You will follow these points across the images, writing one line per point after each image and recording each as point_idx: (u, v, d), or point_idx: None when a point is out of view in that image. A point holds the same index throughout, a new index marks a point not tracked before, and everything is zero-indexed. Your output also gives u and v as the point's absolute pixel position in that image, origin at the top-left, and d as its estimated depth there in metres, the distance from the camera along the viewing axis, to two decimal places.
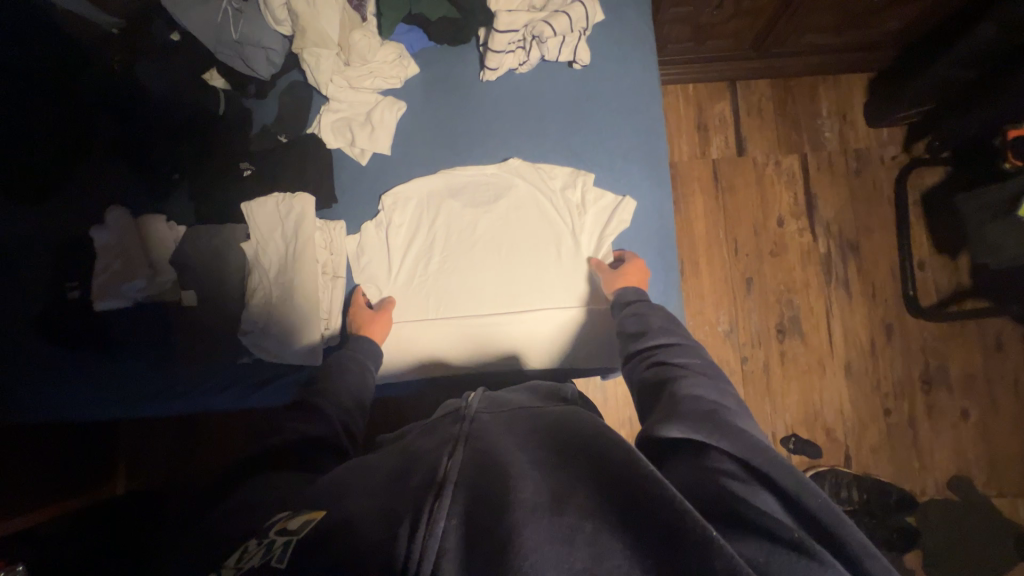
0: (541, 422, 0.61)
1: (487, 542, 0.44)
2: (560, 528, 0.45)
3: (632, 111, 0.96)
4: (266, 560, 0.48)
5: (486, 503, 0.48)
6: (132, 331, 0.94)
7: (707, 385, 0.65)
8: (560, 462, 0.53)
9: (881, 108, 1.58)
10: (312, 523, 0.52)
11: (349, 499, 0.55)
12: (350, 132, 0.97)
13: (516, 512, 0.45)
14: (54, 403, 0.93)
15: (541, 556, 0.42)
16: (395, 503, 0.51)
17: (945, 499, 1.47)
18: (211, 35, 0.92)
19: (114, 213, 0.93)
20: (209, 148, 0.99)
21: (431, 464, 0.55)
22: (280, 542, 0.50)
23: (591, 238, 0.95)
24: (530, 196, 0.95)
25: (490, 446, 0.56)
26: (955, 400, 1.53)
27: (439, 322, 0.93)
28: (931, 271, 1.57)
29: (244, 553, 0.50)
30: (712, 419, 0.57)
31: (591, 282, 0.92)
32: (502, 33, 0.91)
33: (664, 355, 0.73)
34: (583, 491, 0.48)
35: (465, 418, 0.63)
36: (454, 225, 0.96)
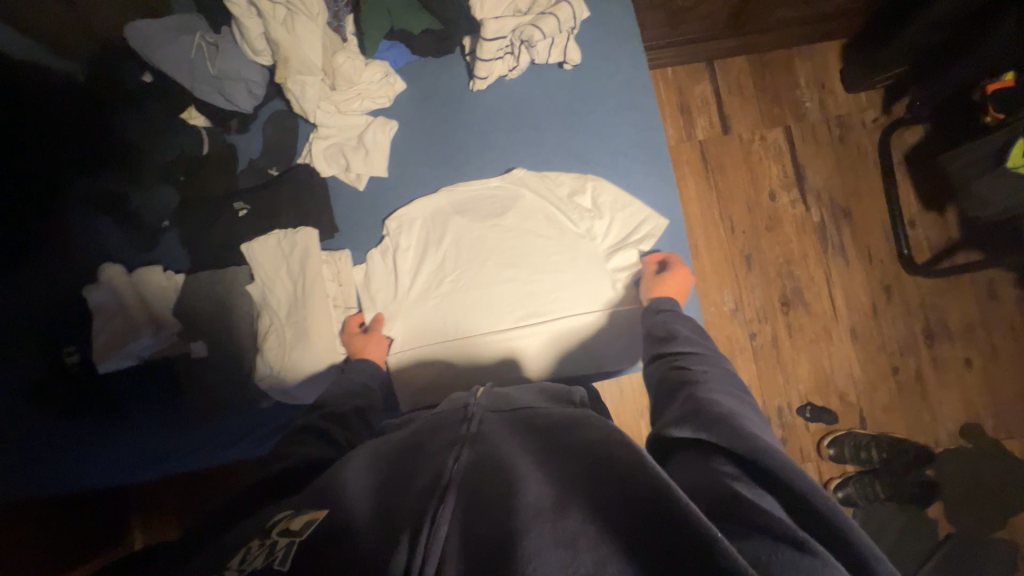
0: (547, 423, 0.60)
1: (487, 550, 0.44)
2: (562, 533, 0.44)
3: (628, 107, 0.95)
4: (269, 561, 0.47)
5: (485, 508, 0.48)
6: (148, 389, 0.92)
7: (725, 390, 0.62)
8: (563, 463, 0.53)
9: (858, 74, 1.60)
10: (313, 524, 0.51)
11: (348, 501, 0.54)
12: (344, 158, 0.94)
13: (519, 519, 0.45)
14: (72, 470, 0.90)
15: (544, 563, 0.41)
16: (396, 508, 0.51)
17: (959, 447, 1.51)
18: (186, 73, 0.88)
19: (109, 271, 0.90)
20: (196, 191, 0.95)
21: (435, 468, 0.54)
22: (281, 544, 0.49)
23: (608, 241, 0.92)
24: (539, 205, 0.93)
25: (495, 450, 0.57)
26: (958, 351, 1.57)
27: (462, 344, 0.89)
28: (921, 228, 1.60)
29: (247, 554, 0.49)
30: (718, 419, 0.56)
31: (612, 286, 0.90)
32: (491, 42, 0.87)
33: (687, 359, 0.70)
34: (582, 493, 0.48)
35: (470, 418, 0.62)
36: (463, 242, 0.93)
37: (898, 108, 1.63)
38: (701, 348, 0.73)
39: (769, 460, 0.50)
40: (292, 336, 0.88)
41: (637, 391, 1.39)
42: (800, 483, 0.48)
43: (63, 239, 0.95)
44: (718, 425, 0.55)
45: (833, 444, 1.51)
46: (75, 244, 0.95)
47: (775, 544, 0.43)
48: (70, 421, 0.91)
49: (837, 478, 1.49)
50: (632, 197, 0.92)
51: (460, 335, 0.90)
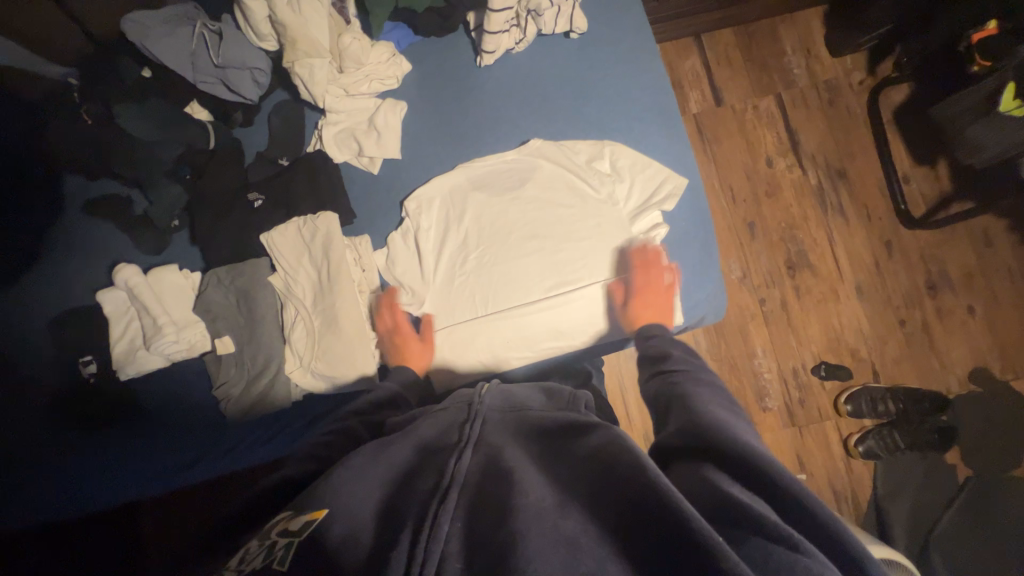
0: (550, 424, 0.59)
1: (487, 547, 0.42)
2: (563, 533, 0.42)
3: (636, 71, 0.95)
4: (268, 561, 0.43)
5: (488, 508, 0.46)
6: (170, 393, 0.89)
7: (720, 402, 0.59)
8: (563, 464, 0.51)
9: (843, 37, 1.63)
10: (314, 524, 0.47)
11: (349, 499, 0.51)
12: (355, 142, 0.92)
13: (520, 517, 0.43)
14: (81, 490, 0.82)
15: (546, 559, 0.39)
16: (398, 506, 0.49)
17: (970, 392, 1.55)
18: (187, 64, 0.86)
19: (124, 273, 0.86)
20: (203, 187, 0.91)
21: (438, 468, 0.53)
22: (280, 544, 0.45)
23: (631, 204, 0.93)
24: (556, 174, 0.92)
25: (498, 449, 0.54)
26: (960, 299, 1.61)
27: (492, 319, 0.89)
28: (914, 183, 1.64)
29: (245, 554, 0.45)
30: (706, 427, 0.53)
31: (638, 248, 0.90)
32: (500, 13, 0.86)
33: (679, 374, 0.67)
34: (585, 493, 0.46)
35: (475, 418, 0.60)
36: (483, 218, 0.92)
37: (883, 68, 1.67)
38: (692, 365, 0.69)
39: (759, 462, 0.47)
40: (319, 323, 0.87)
41: None
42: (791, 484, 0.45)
43: (71, 248, 0.93)
44: (708, 429, 0.52)
45: (849, 400, 1.53)
46: (84, 251, 0.93)
47: (765, 544, 0.40)
48: (85, 436, 0.86)
49: (857, 433, 1.51)
50: (650, 159, 0.92)
51: (488, 311, 0.89)
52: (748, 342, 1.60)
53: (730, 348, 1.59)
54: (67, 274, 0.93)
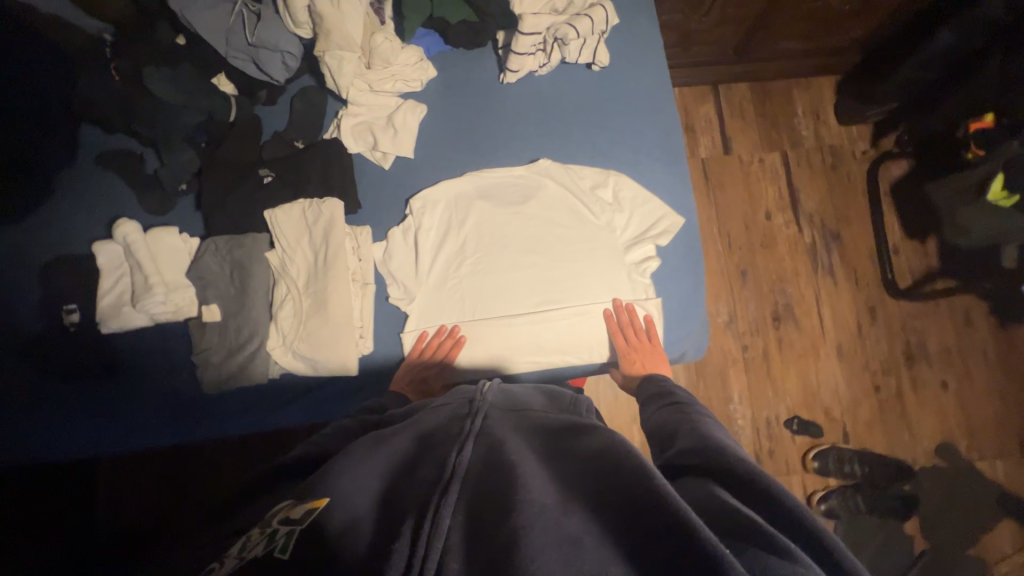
0: (553, 426, 0.61)
1: (490, 541, 0.44)
2: (564, 529, 0.44)
3: (650, 110, 0.99)
4: (269, 549, 0.45)
5: (490, 502, 0.48)
6: (146, 353, 0.89)
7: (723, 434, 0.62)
8: (566, 463, 0.53)
9: (852, 107, 1.71)
10: (314, 513, 0.49)
11: (353, 487, 0.53)
12: (372, 136, 0.95)
13: (522, 513, 0.45)
14: (59, 435, 0.87)
15: (545, 556, 0.41)
16: (402, 498, 0.51)
17: (935, 465, 1.57)
18: (222, 39, 0.89)
19: (122, 228, 0.87)
20: (218, 157, 0.94)
21: (439, 460, 0.55)
22: (281, 532, 0.47)
23: (628, 234, 0.95)
24: (561, 196, 0.96)
25: (502, 444, 0.56)
26: (935, 373, 1.65)
27: (478, 325, 0.91)
28: (904, 255, 1.70)
29: (246, 542, 0.47)
30: (712, 455, 0.56)
31: (629, 277, 0.93)
32: (527, 36, 0.91)
33: (685, 408, 0.71)
34: (587, 492, 0.48)
35: (476, 413, 0.62)
36: (484, 226, 0.95)
37: (886, 142, 1.75)
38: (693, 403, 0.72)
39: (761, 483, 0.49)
40: (307, 305, 0.88)
41: None
42: (790, 500, 0.46)
43: (76, 197, 0.94)
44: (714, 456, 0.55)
45: (817, 457, 1.55)
46: (87, 202, 0.94)
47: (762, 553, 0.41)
48: (62, 384, 0.87)
49: (821, 490, 1.53)
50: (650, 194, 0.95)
51: (475, 317, 0.91)
52: (726, 387, 1.62)
53: (708, 390, 1.61)
54: (67, 221, 0.93)
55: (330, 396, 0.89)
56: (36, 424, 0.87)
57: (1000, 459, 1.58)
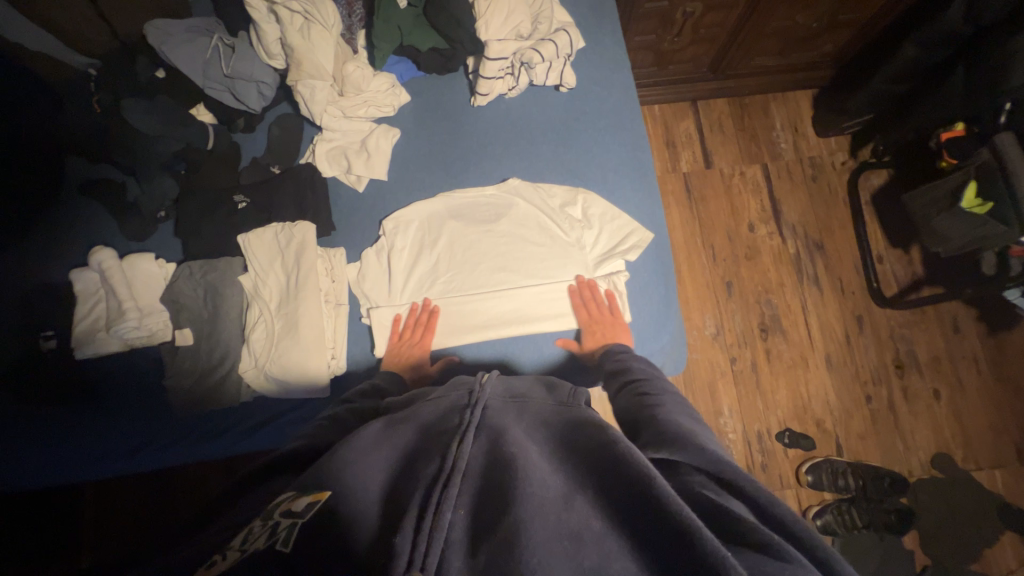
0: (553, 420, 0.63)
1: (492, 538, 0.46)
2: (568, 526, 0.46)
3: (619, 128, 1.02)
4: (272, 541, 0.47)
5: (493, 498, 0.50)
6: (120, 378, 0.89)
7: (680, 412, 0.64)
8: (570, 458, 0.55)
9: (829, 119, 1.74)
10: (317, 505, 0.51)
11: (354, 483, 0.55)
12: (346, 160, 0.97)
13: (522, 510, 0.46)
14: (31, 465, 0.86)
15: (549, 555, 0.43)
16: (404, 490, 0.53)
17: (931, 476, 1.54)
18: (199, 71, 0.92)
19: (98, 255, 0.89)
20: (197, 185, 0.97)
21: (441, 452, 0.56)
22: (285, 524, 0.49)
23: (599, 251, 0.97)
24: (532, 213, 0.98)
25: (502, 436, 0.58)
26: (927, 381, 1.63)
27: (451, 345, 0.91)
28: (888, 264, 1.70)
29: (248, 534, 0.49)
30: (677, 439, 0.57)
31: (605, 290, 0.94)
32: (493, 61, 0.94)
33: (645, 386, 0.71)
34: (591, 487, 0.50)
35: (476, 404, 0.64)
36: (457, 245, 0.96)
37: (864, 153, 1.77)
38: (654, 376, 0.74)
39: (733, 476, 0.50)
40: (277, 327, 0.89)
41: None
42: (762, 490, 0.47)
43: (55, 227, 0.96)
44: (677, 442, 0.56)
45: (811, 471, 1.52)
46: (68, 231, 0.96)
47: (760, 558, 0.42)
48: (36, 413, 0.88)
49: (816, 505, 1.50)
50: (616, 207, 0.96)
51: (449, 333, 0.92)
52: (716, 399, 1.61)
53: (697, 404, 1.60)
54: (49, 249, 0.95)
55: (303, 418, 0.89)
56: (5, 457, 0.86)
57: (998, 469, 1.55)
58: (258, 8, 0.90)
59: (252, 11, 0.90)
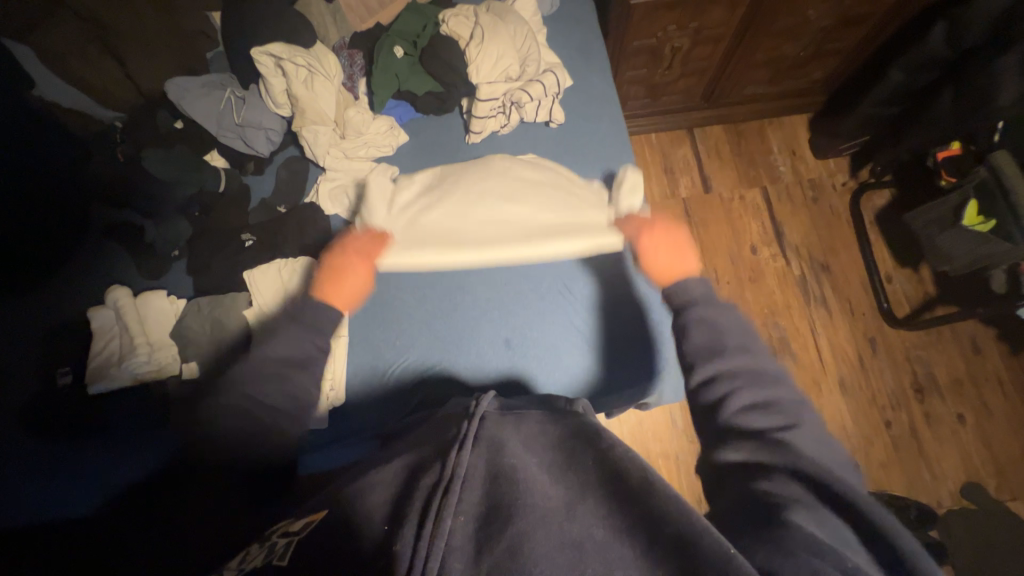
0: (553, 429, 0.64)
1: (496, 546, 0.48)
2: (569, 533, 0.49)
3: (608, 160, 1.05)
4: (268, 559, 0.53)
5: (495, 505, 0.52)
6: (130, 412, 0.93)
7: (768, 408, 0.61)
8: (570, 467, 0.57)
9: (825, 142, 1.76)
10: (313, 522, 0.56)
11: (357, 493, 0.57)
12: (347, 198, 1.03)
13: (525, 520, 0.49)
14: (42, 496, 0.88)
15: (550, 563, 0.46)
16: (403, 499, 0.54)
17: (963, 508, 1.45)
18: (214, 122, 1.01)
19: (115, 293, 0.95)
20: (209, 225, 1.03)
21: (440, 460, 0.57)
22: (281, 543, 0.55)
23: (601, 267, 0.99)
24: (563, 221, 0.98)
25: (502, 446, 0.59)
26: (950, 405, 1.56)
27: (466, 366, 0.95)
28: (898, 283, 1.67)
29: (248, 555, 0.56)
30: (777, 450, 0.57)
31: (613, 305, 0.97)
32: (484, 102, 1.01)
33: (736, 371, 0.65)
34: (593, 496, 0.53)
35: (475, 414, 0.63)
36: (461, 267, 0.99)
37: (865, 173, 1.78)
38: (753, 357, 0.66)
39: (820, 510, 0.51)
40: (265, 337, 0.89)
41: (627, 436, 1.39)
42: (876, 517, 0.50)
43: (77, 267, 1.03)
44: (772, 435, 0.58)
45: None
46: (89, 271, 1.02)
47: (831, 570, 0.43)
48: (48, 446, 0.90)
49: None
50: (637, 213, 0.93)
51: (453, 356, 0.96)
52: None
53: None
54: (71, 288, 1.01)
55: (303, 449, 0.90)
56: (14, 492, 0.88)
57: None
58: (266, 64, 0.97)
59: (260, 68, 0.97)
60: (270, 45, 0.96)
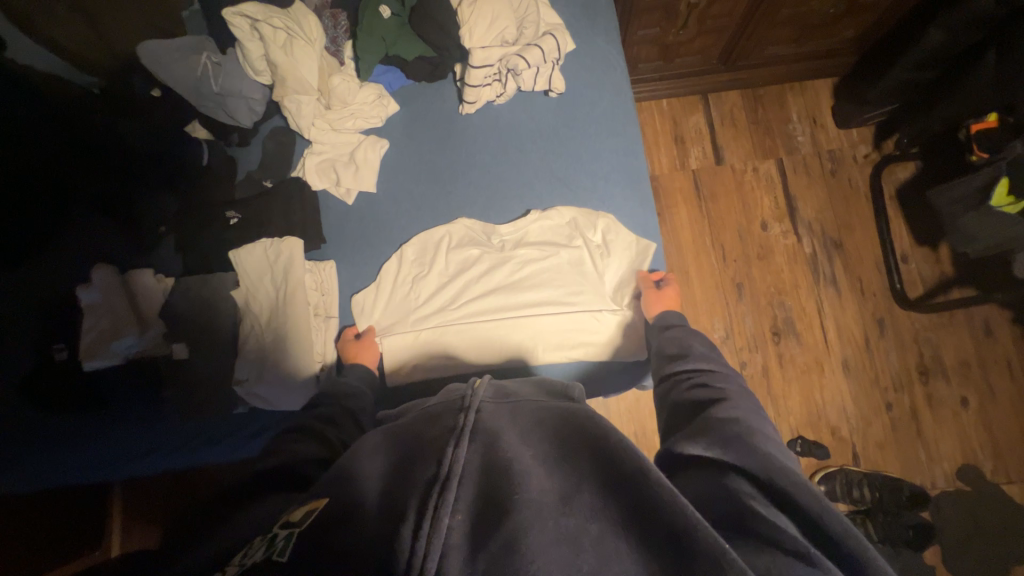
0: (548, 418, 0.60)
1: (491, 543, 0.45)
2: (567, 529, 0.47)
3: (610, 134, 0.99)
4: (268, 554, 0.49)
5: (490, 501, 0.49)
6: (121, 390, 0.92)
7: (739, 405, 0.65)
8: (567, 463, 0.53)
9: (849, 110, 1.64)
10: (311, 516, 0.54)
11: (355, 486, 0.57)
12: (335, 173, 0.99)
13: (521, 513, 0.46)
14: (42, 468, 0.89)
15: (548, 558, 0.43)
16: (398, 494, 0.52)
17: (956, 489, 1.46)
18: (191, 90, 0.95)
19: (100, 273, 0.92)
20: (195, 201, 1.00)
21: (435, 456, 0.54)
22: (282, 536, 0.51)
23: (599, 252, 0.95)
24: (561, 217, 0.96)
25: (497, 438, 0.56)
26: (954, 388, 1.54)
27: (457, 359, 0.91)
28: (914, 263, 1.60)
29: (248, 550, 0.50)
30: (738, 439, 0.58)
31: (610, 293, 0.95)
32: (478, 69, 0.93)
33: (698, 376, 0.73)
34: (589, 492, 0.50)
35: (469, 407, 0.60)
36: (461, 253, 0.96)
37: (889, 144, 1.67)
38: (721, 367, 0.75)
39: (779, 478, 0.51)
40: (252, 328, 0.92)
41: (622, 414, 1.39)
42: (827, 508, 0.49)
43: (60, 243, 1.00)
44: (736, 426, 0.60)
45: (824, 481, 1.46)
46: (70, 248, 0.99)
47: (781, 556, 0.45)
48: (43, 419, 0.90)
49: None
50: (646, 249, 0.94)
51: (446, 347, 0.92)
52: None
53: None
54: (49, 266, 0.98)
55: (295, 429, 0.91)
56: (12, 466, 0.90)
57: None
58: (240, 26, 0.91)
59: (235, 30, 0.92)
60: (244, 6, 0.91)
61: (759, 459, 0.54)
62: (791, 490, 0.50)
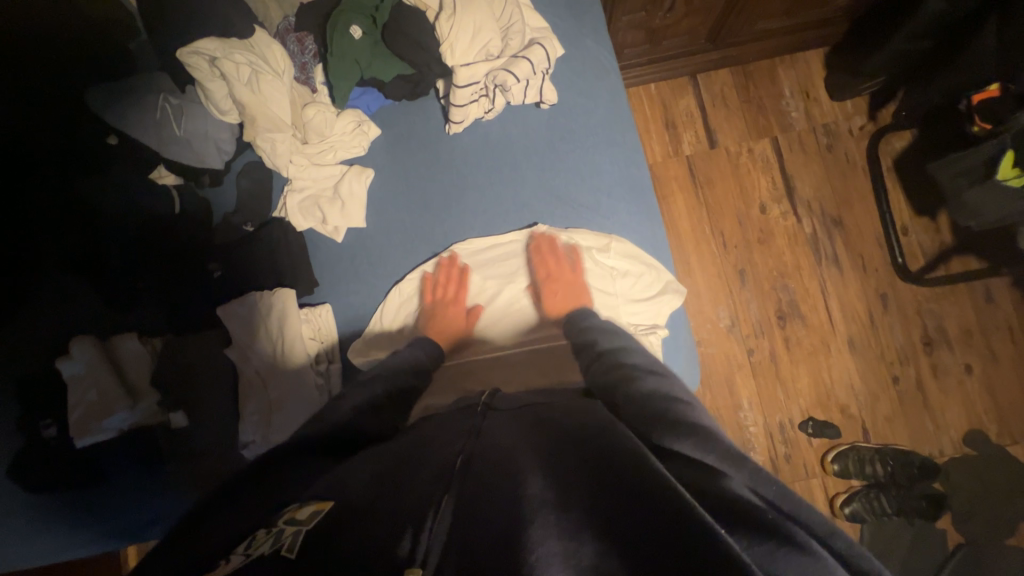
0: (553, 416, 0.59)
1: (487, 535, 0.40)
2: (568, 519, 0.40)
3: (609, 144, 0.93)
4: (276, 548, 0.42)
5: (486, 497, 0.45)
6: (117, 463, 0.87)
7: (661, 381, 0.62)
8: (566, 452, 0.50)
9: (842, 82, 1.59)
10: (320, 513, 0.46)
11: (350, 472, 0.53)
12: (320, 211, 0.92)
13: (524, 502, 0.42)
14: (46, 548, 0.85)
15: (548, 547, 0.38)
16: (403, 489, 0.49)
17: (965, 455, 1.49)
18: (152, 136, 0.89)
19: (79, 344, 0.86)
20: (171, 253, 0.93)
21: (444, 456, 0.53)
22: (288, 530, 0.44)
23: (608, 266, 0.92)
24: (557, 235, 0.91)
25: (500, 442, 0.55)
26: (958, 356, 1.55)
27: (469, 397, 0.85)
28: (914, 234, 1.59)
29: (254, 539, 0.45)
30: (660, 413, 0.54)
31: (625, 313, 0.91)
32: (463, 88, 0.88)
33: (617, 357, 0.70)
34: (588, 480, 0.45)
35: (479, 414, 0.63)
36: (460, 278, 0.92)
37: (884, 114, 1.63)
38: (633, 344, 0.74)
39: (725, 450, 0.47)
40: (253, 385, 0.87)
41: None
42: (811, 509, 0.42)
43: (24, 314, 0.91)
44: (673, 406, 0.55)
45: (836, 459, 1.48)
46: (36, 317, 0.91)
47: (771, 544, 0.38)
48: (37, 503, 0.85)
49: (843, 492, 1.46)
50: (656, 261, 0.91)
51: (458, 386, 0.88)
52: (734, 393, 1.55)
53: (715, 399, 1.55)
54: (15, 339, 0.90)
55: None
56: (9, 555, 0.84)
57: None
58: (199, 65, 0.85)
59: (193, 69, 0.85)
60: (200, 44, 0.84)
61: (700, 433, 0.50)
62: (730, 460, 0.46)
